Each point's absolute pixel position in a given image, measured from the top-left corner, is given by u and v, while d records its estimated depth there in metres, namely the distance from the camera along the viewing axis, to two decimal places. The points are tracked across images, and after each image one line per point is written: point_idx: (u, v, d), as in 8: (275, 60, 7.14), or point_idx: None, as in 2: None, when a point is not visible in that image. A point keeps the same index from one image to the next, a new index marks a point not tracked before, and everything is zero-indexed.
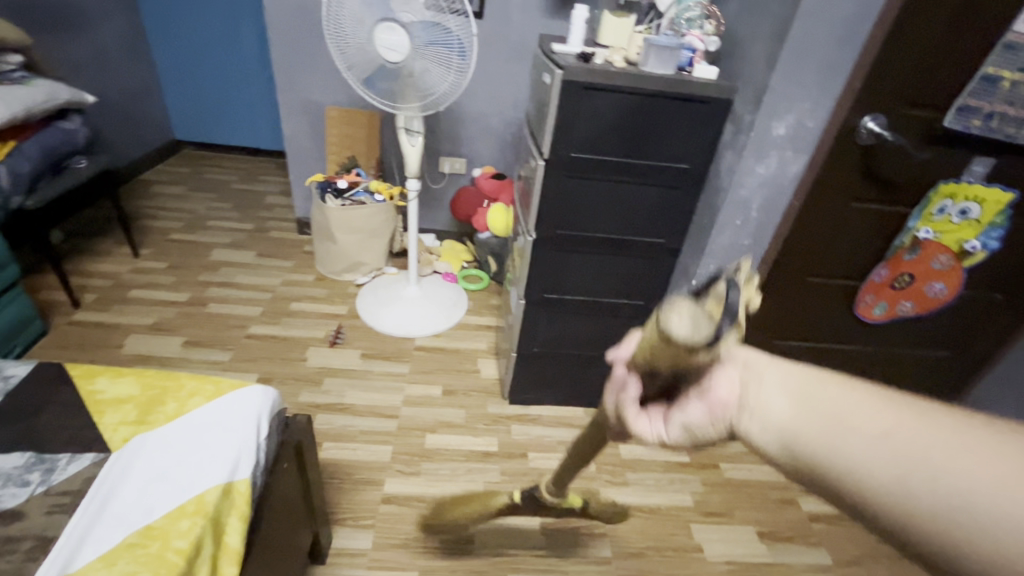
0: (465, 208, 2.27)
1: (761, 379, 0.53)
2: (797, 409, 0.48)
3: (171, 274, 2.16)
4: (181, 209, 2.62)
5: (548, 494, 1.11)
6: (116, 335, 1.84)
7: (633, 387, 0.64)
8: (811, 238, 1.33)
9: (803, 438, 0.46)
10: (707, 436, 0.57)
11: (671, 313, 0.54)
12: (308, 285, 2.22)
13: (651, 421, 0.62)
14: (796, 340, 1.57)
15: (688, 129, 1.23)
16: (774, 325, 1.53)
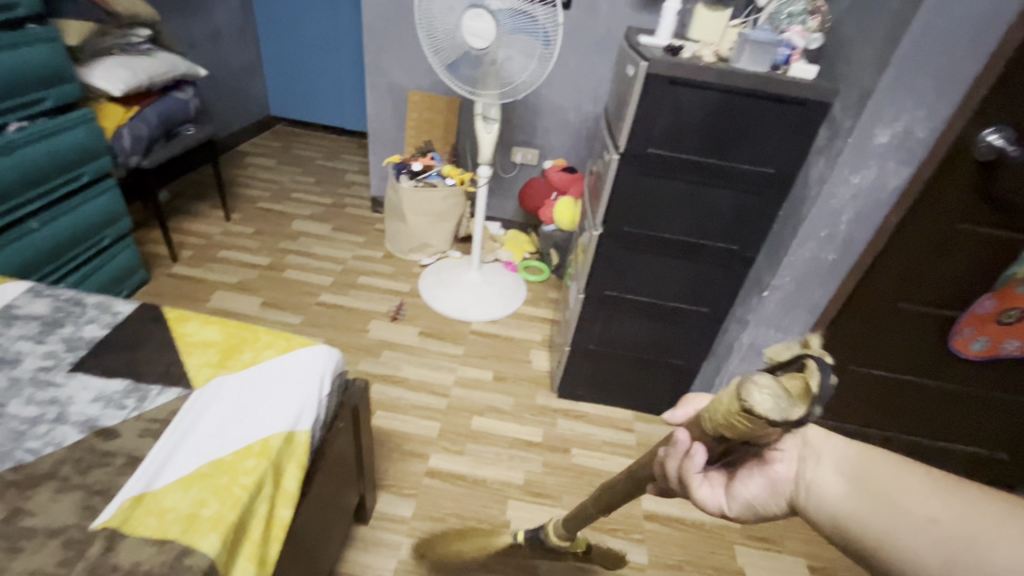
0: (534, 200, 2.28)
1: (818, 457, 0.54)
2: (853, 490, 0.50)
3: (256, 239, 2.33)
4: (270, 180, 2.82)
5: (554, 536, 1.07)
6: (205, 289, 2.01)
7: (700, 456, 0.58)
8: (906, 258, 1.22)
9: (854, 520, 0.48)
10: (767, 511, 0.57)
11: (758, 389, 0.46)
12: (376, 262, 2.32)
13: (711, 489, 0.59)
14: (875, 368, 1.45)
15: (778, 131, 1.16)
16: (854, 349, 1.42)
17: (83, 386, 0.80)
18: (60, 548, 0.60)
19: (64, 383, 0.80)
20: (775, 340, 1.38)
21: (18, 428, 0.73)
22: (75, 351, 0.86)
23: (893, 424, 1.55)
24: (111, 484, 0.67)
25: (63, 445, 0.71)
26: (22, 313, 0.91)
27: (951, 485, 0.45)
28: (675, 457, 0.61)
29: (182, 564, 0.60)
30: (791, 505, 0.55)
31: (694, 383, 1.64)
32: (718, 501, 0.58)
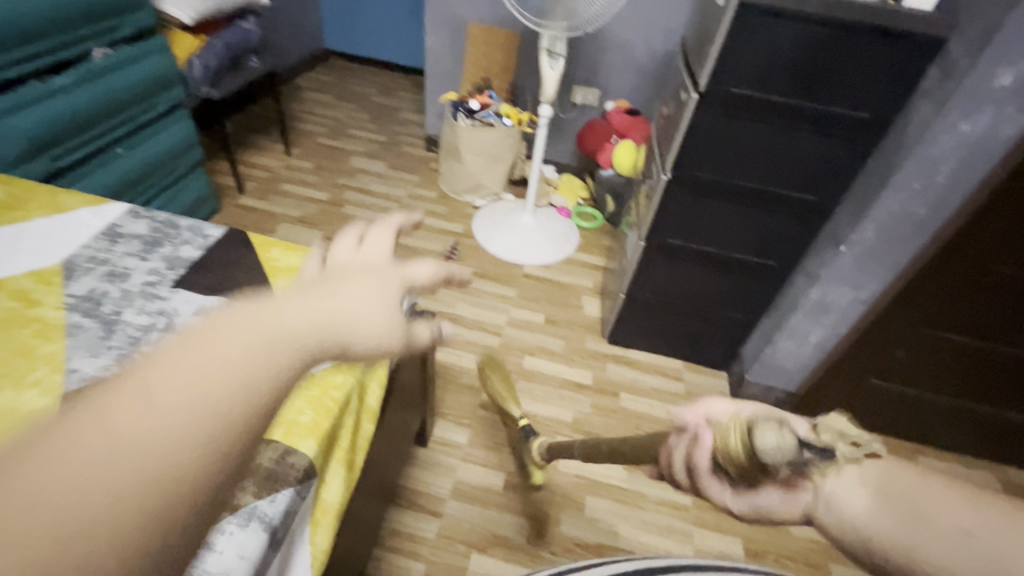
0: (591, 142, 2.20)
1: (844, 473, 0.48)
2: (880, 506, 0.47)
3: (316, 175, 2.39)
4: (328, 116, 2.84)
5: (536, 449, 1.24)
6: (271, 222, 2.09)
7: (709, 443, 0.49)
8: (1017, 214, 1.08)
9: (891, 541, 0.45)
10: (774, 516, 0.49)
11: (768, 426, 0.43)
12: (431, 201, 2.34)
13: (720, 489, 0.49)
14: (962, 337, 1.34)
15: (877, 71, 1.07)
16: (942, 316, 1.30)
17: (186, 301, 0.86)
18: None
19: (169, 297, 0.87)
20: (847, 298, 1.31)
21: (134, 334, 0.80)
22: (175, 269, 0.92)
23: (968, 397, 1.47)
24: None
25: None
26: (125, 232, 0.98)
27: (986, 504, 0.47)
28: (685, 447, 0.52)
29: (287, 462, 0.67)
30: (801, 513, 0.49)
31: (750, 339, 1.61)
32: (724, 502, 0.49)
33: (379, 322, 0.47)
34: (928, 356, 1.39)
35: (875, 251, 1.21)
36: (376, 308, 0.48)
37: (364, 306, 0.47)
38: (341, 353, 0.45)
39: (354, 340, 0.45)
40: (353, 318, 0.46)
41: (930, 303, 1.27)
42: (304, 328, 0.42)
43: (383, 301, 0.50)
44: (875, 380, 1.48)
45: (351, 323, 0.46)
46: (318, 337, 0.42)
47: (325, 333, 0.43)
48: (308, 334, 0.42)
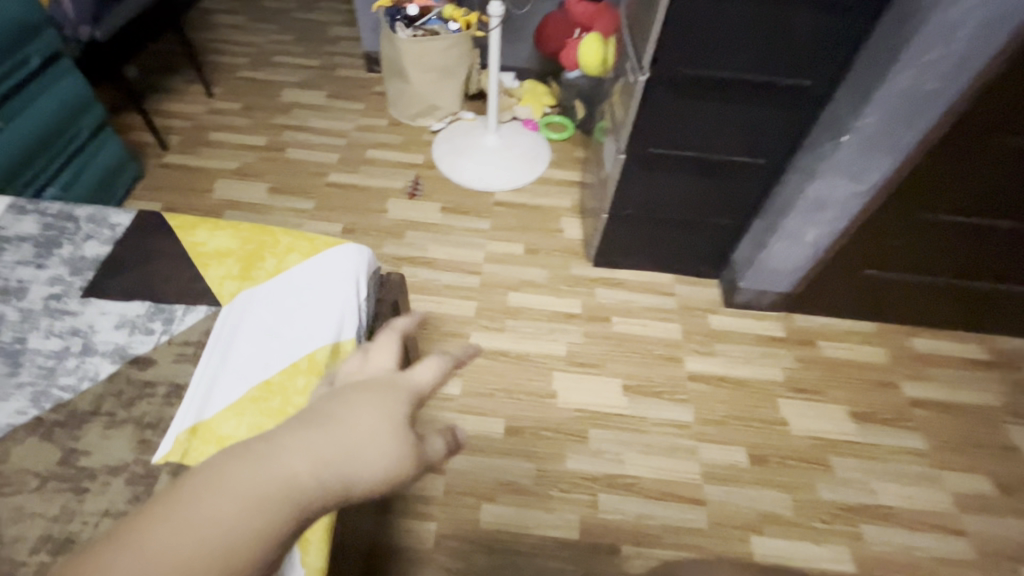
0: (552, 40, 1.96)
1: None
2: None
3: (247, 116, 2.10)
4: (248, 43, 2.46)
5: None
6: (205, 179, 1.86)
7: None
8: None
9: None
10: None
11: None
12: (382, 131, 2.10)
13: None
14: (963, 216, 1.26)
15: None
16: (947, 198, 1.21)
17: (102, 312, 0.73)
18: (126, 485, 0.59)
19: (81, 310, 0.73)
20: (845, 192, 1.21)
21: (46, 363, 0.67)
22: (81, 274, 0.77)
23: (964, 276, 1.43)
24: (161, 415, 0.64)
25: (99, 378, 0.66)
26: (12, 235, 0.81)
27: None
28: None
29: None
30: None
31: (740, 243, 1.53)
32: None
33: (387, 454, 0.37)
34: (927, 241, 1.33)
35: (881, 137, 1.08)
36: (381, 433, 0.37)
37: (369, 441, 0.37)
38: (343, 496, 0.36)
39: (357, 480, 0.36)
40: (359, 456, 0.36)
41: (934, 184, 1.18)
42: (304, 482, 0.35)
43: (393, 422, 0.38)
44: (871, 270, 1.43)
45: (354, 454, 0.36)
46: (317, 490, 0.35)
47: (323, 472, 0.35)
48: (304, 492, 0.34)
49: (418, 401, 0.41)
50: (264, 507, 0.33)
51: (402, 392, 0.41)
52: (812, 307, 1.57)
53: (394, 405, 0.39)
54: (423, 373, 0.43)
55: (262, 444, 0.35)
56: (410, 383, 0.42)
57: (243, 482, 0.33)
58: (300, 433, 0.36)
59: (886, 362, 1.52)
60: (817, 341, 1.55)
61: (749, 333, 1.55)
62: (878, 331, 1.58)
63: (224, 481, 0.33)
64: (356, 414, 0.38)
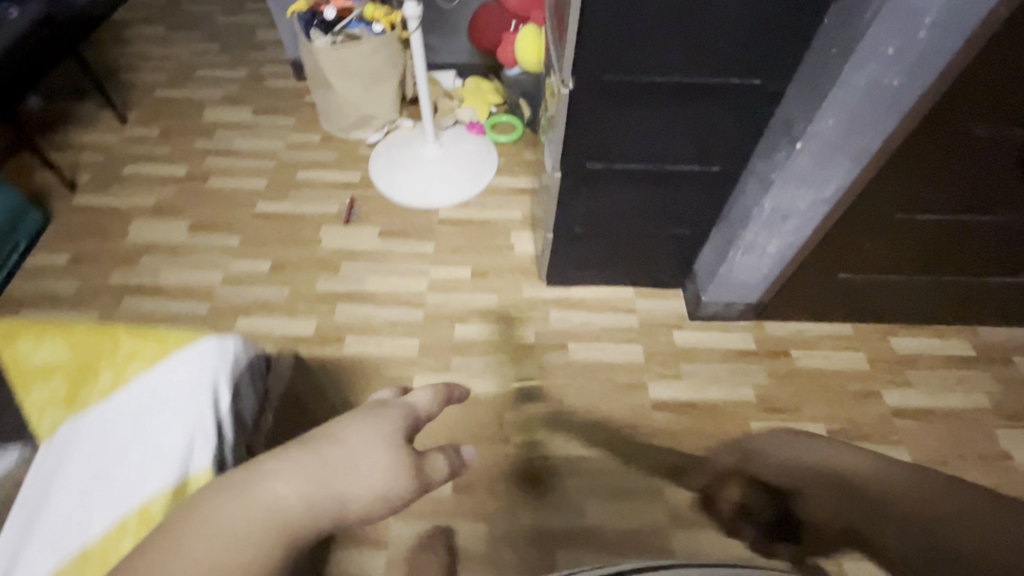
0: (486, 36, 1.79)
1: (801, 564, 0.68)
2: None
3: (164, 142, 1.92)
4: (164, 56, 2.25)
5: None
6: (118, 220, 1.68)
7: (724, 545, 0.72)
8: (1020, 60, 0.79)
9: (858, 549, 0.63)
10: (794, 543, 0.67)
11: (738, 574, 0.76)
12: (314, 147, 1.92)
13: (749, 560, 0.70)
14: (940, 212, 1.11)
15: None
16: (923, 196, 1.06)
17: None
18: None
19: None
20: (806, 201, 1.07)
21: None
22: None
23: (947, 272, 1.29)
24: None
25: None
26: None
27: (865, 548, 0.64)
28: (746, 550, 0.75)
29: None
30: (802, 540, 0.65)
31: (701, 253, 1.39)
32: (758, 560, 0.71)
33: (380, 472, 0.43)
34: (904, 240, 1.19)
35: (839, 140, 0.94)
36: (374, 450, 0.44)
37: (366, 457, 0.43)
38: (338, 517, 0.40)
39: (352, 498, 0.41)
40: (351, 478, 0.41)
41: (905, 185, 1.04)
42: (297, 506, 0.38)
43: (383, 441, 0.45)
44: (844, 273, 1.31)
45: (345, 473, 0.41)
46: (313, 511, 0.38)
47: (322, 498, 0.39)
48: (300, 514, 0.37)
49: (408, 422, 0.49)
50: (261, 529, 0.35)
51: (395, 416, 0.48)
52: (782, 313, 1.45)
53: (385, 428, 0.46)
54: (414, 398, 0.51)
55: (256, 472, 0.39)
56: (403, 407, 0.50)
57: (245, 508, 0.36)
58: (299, 457, 0.40)
59: (864, 368, 1.41)
60: (790, 351, 1.44)
61: (717, 348, 1.43)
62: (854, 332, 1.47)
63: (224, 510, 0.36)
64: (353, 438, 0.43)
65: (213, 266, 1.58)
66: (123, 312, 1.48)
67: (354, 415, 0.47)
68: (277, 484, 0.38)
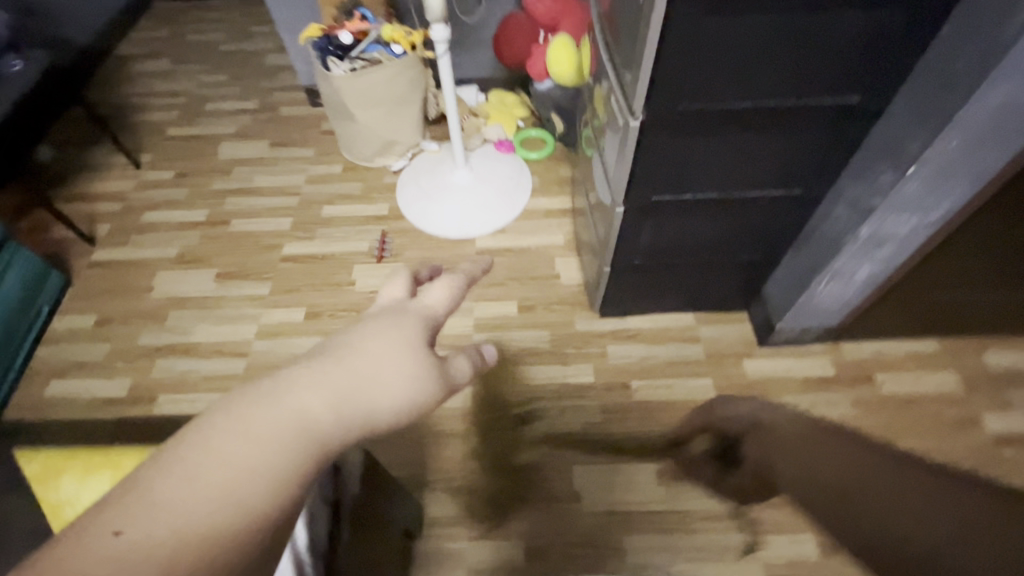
0: (512, 48, 1.67)
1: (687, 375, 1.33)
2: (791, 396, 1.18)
3: (181, 185, 1.83)
4: (172, 91, 2.16)
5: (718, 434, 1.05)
6: (142, 275, 1.60)
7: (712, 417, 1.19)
8: None
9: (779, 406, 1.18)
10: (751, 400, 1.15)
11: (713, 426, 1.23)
12: (337, 180, 1.82)
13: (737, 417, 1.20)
14: None
15: None
16: None
17: None
18: None
19: None
20: (908, 225, 0.96)
21: None
22: None
23: None
24: None
25: None
26: None
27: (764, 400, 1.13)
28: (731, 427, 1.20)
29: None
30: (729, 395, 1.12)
31: (770, 278, 1.28)
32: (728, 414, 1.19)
33: (409, 378, 0.37)
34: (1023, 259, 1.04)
35: (959, 161, 0.83)
36: (400, 355, 0.38)
37: (394, 363, 0.37)
38: (368, 427, 0.35)
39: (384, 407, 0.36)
40: (376, 386, 0.36)
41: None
42: (324, 419, 0.33)
43: (409, 345, 0.39)
44: (938, 294, 1.17)
45: (371, 380, 0.36)
46: (340, 422, 0.33)
47: (345, 409, 0.34)
48: (328, 426, 0.33)
49: (429, 325, 0.43)
50: (286, 444, 0.31)
51: (415, 317, 0.42)
52: (863, 334, 1.33)
53: (408, 332, 0.40)
54: (433, 297, 0.45)
55: (273, 384, 0.33)
56: (423, 309, 0.44)
57: (259, 424, 0.31)
58: (319, 367, 0.34)
59: (958, 390, 1.29)
60: (874, 375, 1.32)
61: (794, 377, 1.32)
62: (942, 349, 1.35)
63: (232, 427, 0.31)
64: (373, 344, 0.37)
65: (245, 319, 1.49)
66: (157, 377, 1.40)
67: (372, 318, 0.41)
68: (294, 395, 0.33)
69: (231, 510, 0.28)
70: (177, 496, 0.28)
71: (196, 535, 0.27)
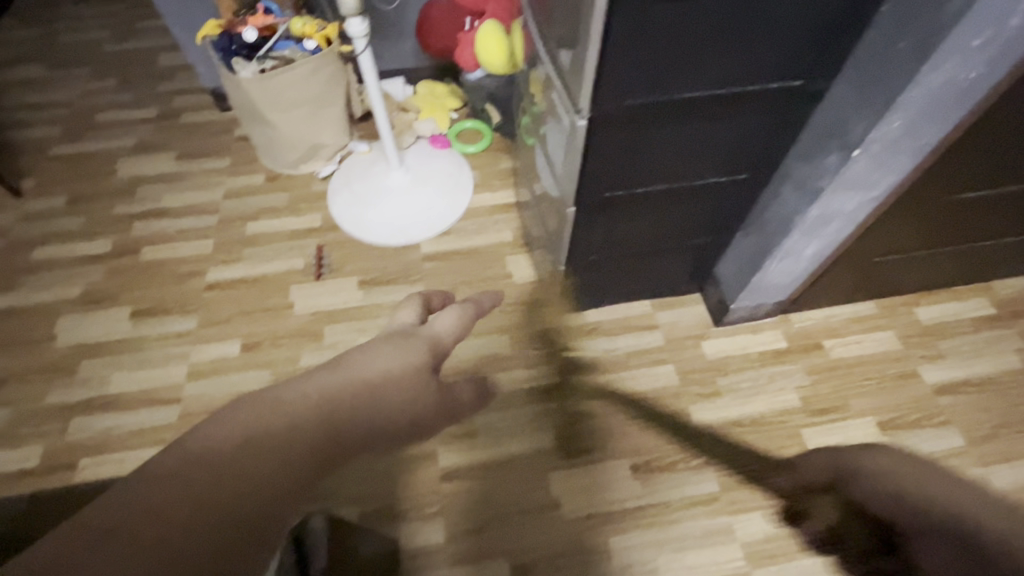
0: (438, 38, 1.57)
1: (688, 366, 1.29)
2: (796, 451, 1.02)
3: (75, 212, 1.61)
4: (50, 102, 1.89)
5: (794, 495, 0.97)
6: (40, 321, 1.40)
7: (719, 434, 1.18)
8: None
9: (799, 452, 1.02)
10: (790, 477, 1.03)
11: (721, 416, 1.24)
12: (260, 192, 1.66)
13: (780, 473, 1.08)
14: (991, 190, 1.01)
15: None
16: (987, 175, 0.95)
17: None
18: None
19: None
20: (852, 203, 0.97)
21: None
22: None
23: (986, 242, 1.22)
24: None
25: None
26: None
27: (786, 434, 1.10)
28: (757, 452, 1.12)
29: None
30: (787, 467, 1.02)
31: (722, 258, 1.28)
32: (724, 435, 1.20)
33: (404, 394, 0.36)
34: (953, 221, 1.10)
35: (896, 143, 0.84)
36: (395, 364, 0.37)
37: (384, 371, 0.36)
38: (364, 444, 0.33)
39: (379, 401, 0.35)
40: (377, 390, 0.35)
41: (961, 172, 0.93)
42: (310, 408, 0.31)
43: (413, 366, 0.38)
44: (878, 260, 1.21)
45: (378, 391, 0.35)
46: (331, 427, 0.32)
47: (325, 409, 0.32)
48: (314, 421, 0.31)
49: (434, 348, 0.42)
50: (266, 429, 0.30)
51: (420, 342, 0.42)
52: (809, 304, 1.38)
53: (411, 352, 0.39)
54: (443, 323, 0.44)
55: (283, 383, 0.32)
56: (430, 337, 0.42)
57: (254, 413, 0.30)
58: (326, 374, 0.34)
59: (898, 347, 1.37)
60: (823, 342, 1.37)
61: (750, 354, 1.35)
62: (881, 309, 1.42)
63: (227, 417, 0.29)
64: (382, 355, 0.37)
65: (173, 359, 1.34)
66: (75, 438, 1.24)
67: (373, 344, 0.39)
68: (281, 396, 0.31)
69: (204, 509, 0.26)
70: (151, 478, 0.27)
71: (163, 522, 0.25)
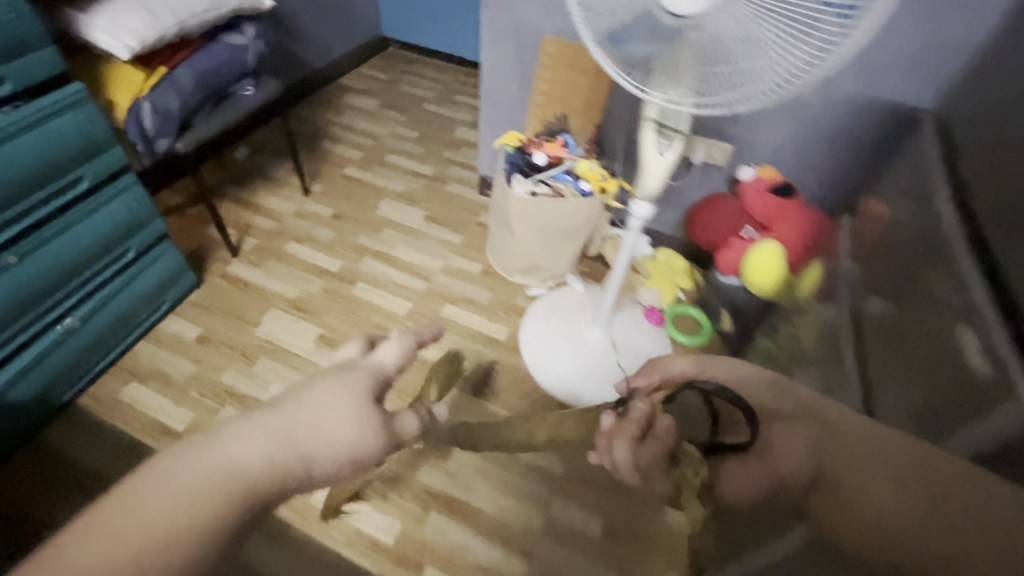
0: (710, 232, 1.48)
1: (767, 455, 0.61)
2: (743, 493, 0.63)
3: (331, 226, 1.85)
4: (366, 131, 2.26)
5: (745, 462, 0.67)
6: (258, 305, 1.59)
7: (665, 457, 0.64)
8: None
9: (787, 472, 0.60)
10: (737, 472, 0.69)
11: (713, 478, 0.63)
12: (471, 281, 1.72)
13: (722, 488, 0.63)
14: None
15: None
16: None
17: None
18: None
19: None
20: None
21: None
22: None
23: None
24: None
25: None
26: None
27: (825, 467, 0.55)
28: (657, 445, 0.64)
29: None
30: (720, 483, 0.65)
31: None
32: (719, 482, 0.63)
33: (353, 434, 0.49)
34: None
35: None
36: (348, 419, 0.49)
37: (336, 417, 0.49)
38: (306, 472, 0.46)
39: (320, 456, 0.46)
40: (321, 436, 0.47)
41: None
42: (259, 465, 0.42)
43: (355, 406, 0.51)
44: None
45: (315, 434, 0.47)
46: (276, 470, 0.43)
47: (282, 453, 0.44)
48: (259, 471, 0.42)
49: (375, 387, 0.55)
50: (223, 485, 0.40)
51: (363, 379, 0.55)
52: None
53: (354, 393, 0.52)
54: (385, 355, 0.59)
55: (221, 436, 0.42)
56: (372, 367, 0.57)
57: (205, 471, 0.40)
58: (271, 423, 0.45)
59: None
60: None
61: None
62: None
63: (185, 469, 0.40)
64: (326, 398, 0.49)
65: None
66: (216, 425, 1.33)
67: (322, 379, 0.52)
68: (234, 448, 0.42)
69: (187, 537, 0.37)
70: (144, 520, 0.37)
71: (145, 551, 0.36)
